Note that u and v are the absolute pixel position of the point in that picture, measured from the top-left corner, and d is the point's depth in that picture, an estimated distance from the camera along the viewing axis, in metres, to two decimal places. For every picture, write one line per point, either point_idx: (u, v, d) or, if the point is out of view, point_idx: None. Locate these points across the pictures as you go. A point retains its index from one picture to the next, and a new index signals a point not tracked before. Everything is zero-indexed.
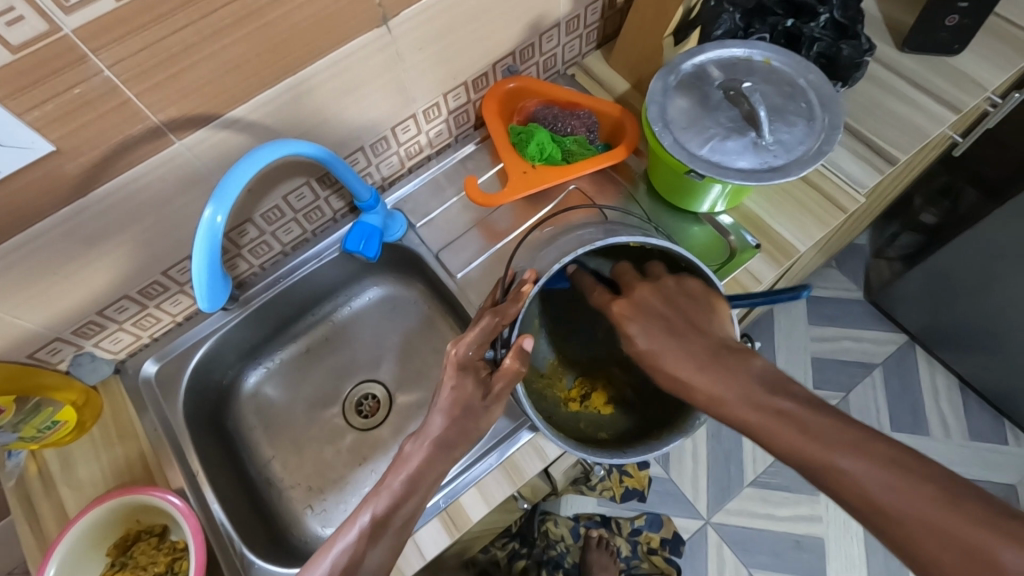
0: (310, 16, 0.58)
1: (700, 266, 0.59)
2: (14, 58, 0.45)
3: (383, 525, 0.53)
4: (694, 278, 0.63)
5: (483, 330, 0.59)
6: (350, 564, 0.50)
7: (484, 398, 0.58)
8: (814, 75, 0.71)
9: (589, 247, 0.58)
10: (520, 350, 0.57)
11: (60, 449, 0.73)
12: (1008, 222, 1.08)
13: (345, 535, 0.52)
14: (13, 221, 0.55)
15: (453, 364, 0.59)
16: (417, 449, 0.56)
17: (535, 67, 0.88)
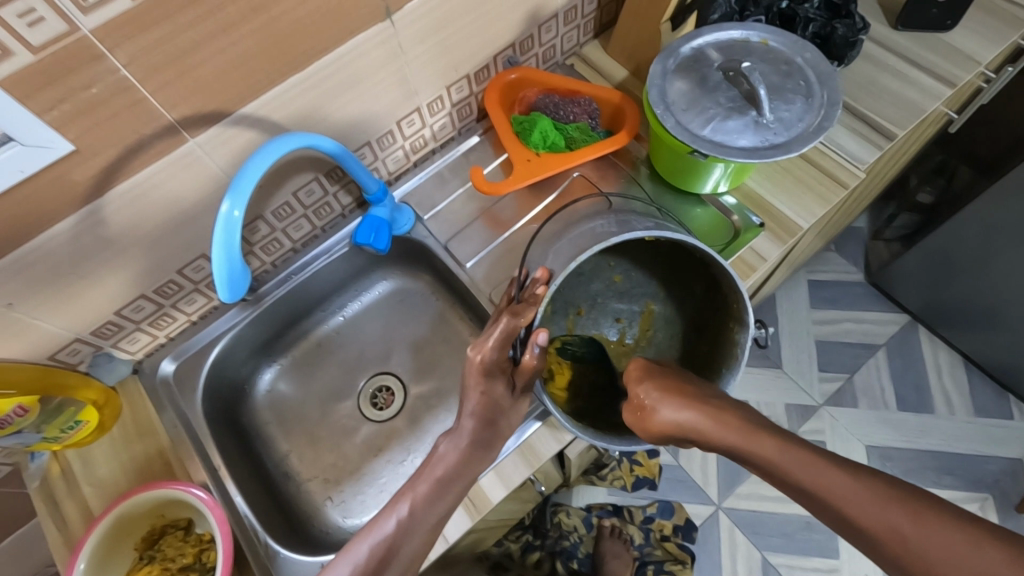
0: (316, 11, 0.59)
1: (712, 254, 0.59)
2: (35, 58, 0.47)
3: (411, 512, 0.55)
4: (707, 264, 0.64)
5: (503, 332, 0.58)
6: None
7: (514, 396, 0.62)
8: (810, 53, 0.72)
9: (604, 244, 0.57)
10: (538, 346, 0.58)
11: (81, 450, 0.74)
12: (1006, 195, 1.09)
13: (383, 523, 0.55)
14: (32, 221, 0.56)
15: (477, 370, 0.60)
16: (452, 446, 0.59)
17: (534, 58, 0.89)
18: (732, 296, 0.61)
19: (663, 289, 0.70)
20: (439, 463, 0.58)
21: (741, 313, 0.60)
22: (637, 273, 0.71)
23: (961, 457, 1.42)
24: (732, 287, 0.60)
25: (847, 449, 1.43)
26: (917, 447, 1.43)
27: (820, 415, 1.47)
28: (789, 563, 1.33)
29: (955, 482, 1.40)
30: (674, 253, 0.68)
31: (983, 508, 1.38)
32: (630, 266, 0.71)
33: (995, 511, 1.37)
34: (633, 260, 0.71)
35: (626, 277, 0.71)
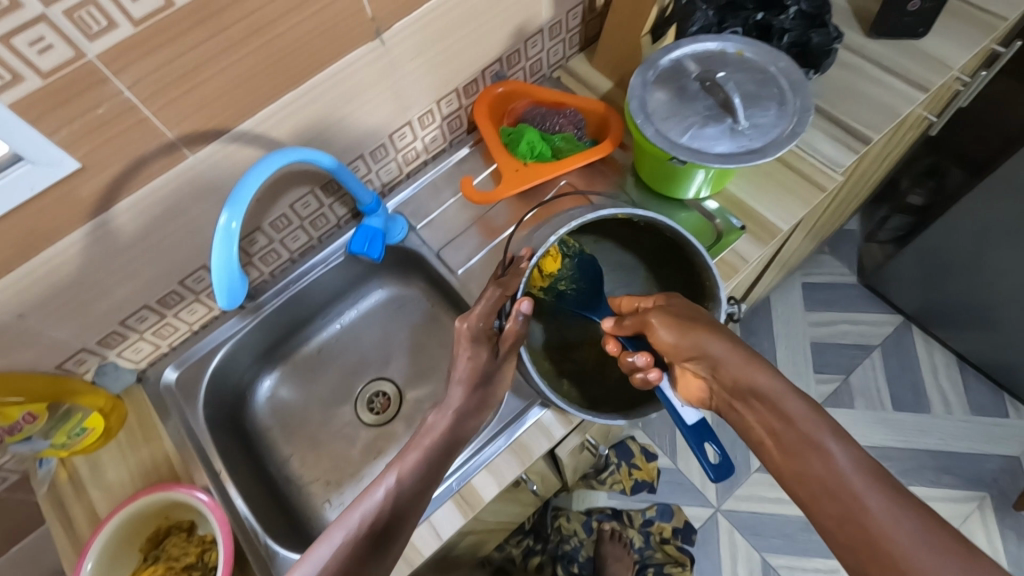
0: (309, 31, 0.63)
1: (684, 233, 0.68)
2: (44, 82, 0.50)
3: (399, 481, 0.56)
4: (682, 249, 0.70)
5: (488, 301, 0.67)
6: (378, 517, 0.54)
7: (496, 361, 0.67)
8: (784, 62, 0.75)
9: (583, 220, 0.68)
10: (520, 313, 0.65)
11: (88, 456, 0.76)
12: (996, 193, 1.11)
13: (372, 493, 0.55)
14: (42, 235, 0.59)
15: (466, 337, 0.66)
16: (441, 418, 0.62)
17: (521, 72, 0.92)
18: (707, 277, 0.68)
19: (647, 287, 0.75)
20: (428, 433, 0.61)
21: (715, 293, 0.67)
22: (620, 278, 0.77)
23: (958, 455, 1.43)
24: (705, 267, 0.68)
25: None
26: (915, 446, 1.44)
27: None
28: (788, 564, 1.35)
29: (954, 481, 1.41)
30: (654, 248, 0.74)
31: (981, 506, 1.38)
32: (616, 266, 0.77)
33: (993, 510, 1.38)
34: (618, 260, 0.77)
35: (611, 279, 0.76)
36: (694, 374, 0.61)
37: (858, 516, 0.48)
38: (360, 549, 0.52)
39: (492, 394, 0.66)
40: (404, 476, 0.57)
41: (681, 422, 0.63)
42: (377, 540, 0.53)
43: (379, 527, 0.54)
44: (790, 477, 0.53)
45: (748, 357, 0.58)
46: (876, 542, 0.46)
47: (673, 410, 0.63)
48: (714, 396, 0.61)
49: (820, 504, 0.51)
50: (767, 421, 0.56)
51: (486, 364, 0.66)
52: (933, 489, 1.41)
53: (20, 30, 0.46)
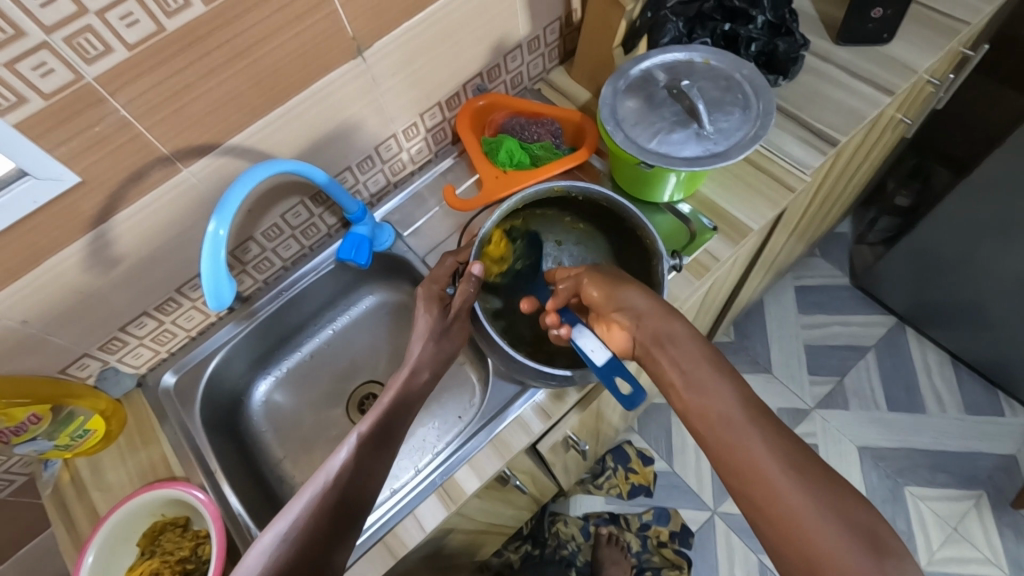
0: (292, 51, 0.67)
1: (615, 197, 0.77)
2: (46, 103, 0.54)
3: (360, 440, 0.63)
4: (620, 217, 0.79)
5: (446, 266, 0.77)
6: (340, 473, 0.60)
7: (446, 321, 0.74)
8: (747, 69, 0.79)
9: (522, 195, 0.78)
10: (471, 274, 0.73)
11: (90, 457, 0.80)
12: (977, 190, 1.14)
13: (335, 458, 0.62)
14: (46, 247, 0.63)
15: (423, 299, 0.74)
16: (401, 374, 0.71)
17: (503, 85, 0.96)
18: (645, 233, 0.76)
19: None
20: (388, 393, 0.69)
21: (654, 245, 0.74)
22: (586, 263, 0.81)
23: (953, 454, 1.43)
24: (642, 225, 0.75)
25: (838, 450, 1.46)
26: (909, 446, 1.44)
27: (811, 418, 1.49)
28: None
29: (949, 480, 1.41)
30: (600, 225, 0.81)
31: (978, 505, 1.38)
32: (578, 259, 0.81)
33: (990, 508, 1.38)
34: (578, 255, 0.81)
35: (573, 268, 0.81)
36: (619, 326, 0.64)
37: (748, 453, 0.51)
38: (321, 504, 0.58)
39: (449, 345, 0.73)
40: (366, 436, 0.64)
41: (590, 363, 0.64)
42: (341, 496, 0.59)
43: (340, 484, 0.60)
44: (694, 412, 0.56)
45: (665, 312, 0.62)
46: (761, 473, 0.50)
47: (583, 352, 0.65)
48: (635, 343, 0.63)
49: (718, 438, 0.53)
50: (678, 365, 0.58)
51: (437, 320, 0.73)
52: (929, 489, 1.41)
53: (24, 56, 0.51)
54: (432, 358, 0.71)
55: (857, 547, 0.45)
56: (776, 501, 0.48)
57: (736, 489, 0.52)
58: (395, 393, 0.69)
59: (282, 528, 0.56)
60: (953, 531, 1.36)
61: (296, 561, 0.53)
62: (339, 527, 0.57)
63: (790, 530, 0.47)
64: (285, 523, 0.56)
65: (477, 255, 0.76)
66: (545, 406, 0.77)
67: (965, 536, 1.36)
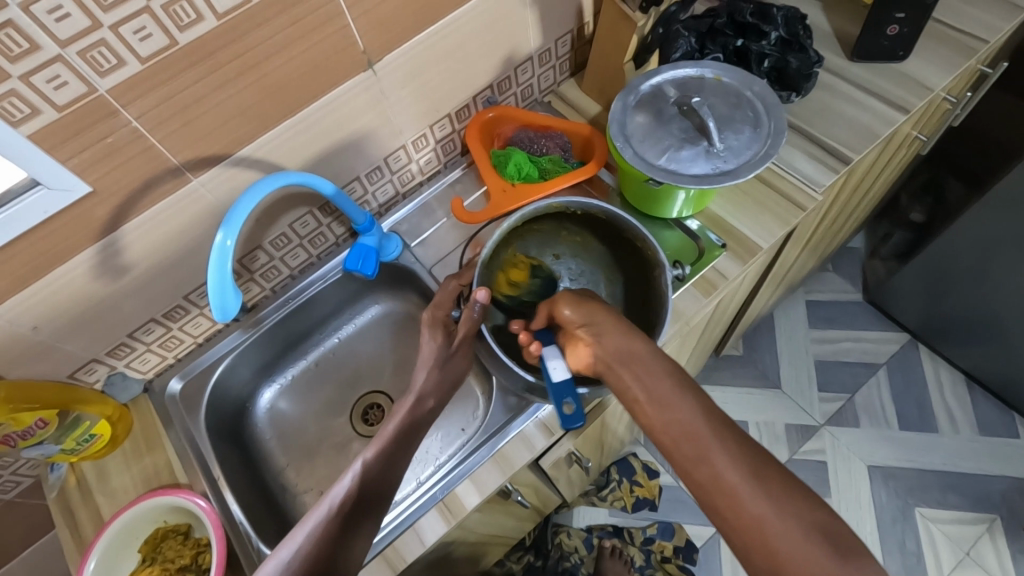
0: (302, 63, 0.67)
1: (615, 211, 0.78)
2: (60, 115, 0.55)
3: (365, 467, 0.64)
4: (617, 228, 0.80)
5: (448, 292, 0.78)
6: (344, 501, 0.61)
7: (450, 348, 0.75)
8: (759, 87, 0.78)
9: (520, 213, 0.77)
10: (478, 299, 0.72)
11: (96, 461, 0.80)
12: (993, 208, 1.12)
13: (338, 486, 0.63)
14: (57, 254, 0.64)
15: (428, 324, 0.76)
16: (405, 401, 0.72)
17: (513, 97, 0.96)
18: (646, 246, 0.77)
19: (609, 286, 0.81)
20: (392, 420, 0.70)
21: (656, 255, 0.75)
22: (586, 273, 0.82)
23: (966, 476, 1.40)
24: (642, 237, 0.76)
25: (847, 468, 1.43)
26: (921, 466, 1.42)
27: (821, 435, 1.47)
28: None
29: (961, 502, 1.38)
30: (597, 234, 0.82)
31: (991, 529, 1.35)
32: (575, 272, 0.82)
33: (1003, 533, 1.35)
34: (575, 268, 0.82)
35: (573, 281, 0.81)
36: (580, 344, 0.64)
37: (710, 463, 0.51)
38: (326, 531, 0.59)
39: (452, 371, 0.75)
40: (371, 462, 0.65)
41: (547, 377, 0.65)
42: (345, 521, 0.60)
43: (345, 511, 0.61)
44: (658, 429, 0.55)
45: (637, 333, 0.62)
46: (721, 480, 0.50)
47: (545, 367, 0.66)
48: (596, 360, 0.62)
49: (684, 454, 0.53)
50: (640, 379, 0.58)
51: (441, 347, 0.75)
52: (941, 511, 1.38)
53: (38, 69, 0.52)
54: (436, 386, 0.73)
55: (820, 547, 0.45)
56: (720, 486, 0.50)
57: (704, 505, 0.51)
58: (401, 420, 0.70)
59: (286, 554, 0.57)
60: (965, 555, 1.34)
61: None
62: (341, 555, 0.58)
63: (730, 514, 0.49)
64: (289, 550, 0.57)
65: (480, 278, 0.76)
66: (547, 422, 0.76)
67: (977, 560, 1.33)
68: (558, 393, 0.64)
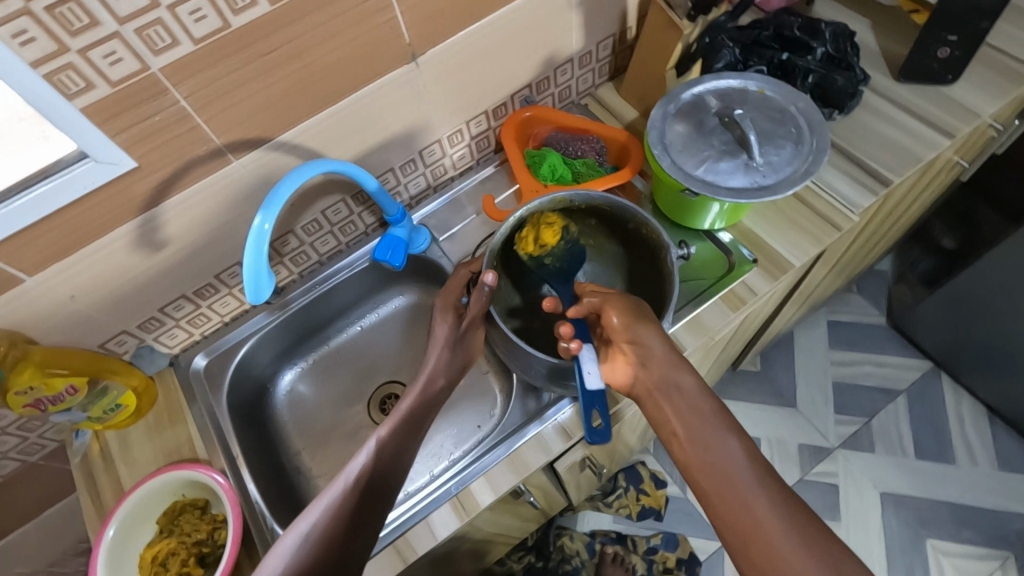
0: (347, 52, 0.68)
1: (618, 200, 0.77)
2: (112, 90, 0.56)
3: (380, 444, 0.65)
4: (621, 219, 0.80)
5: (459, 278, 0.78)
6: (360, 476, 0.62)
7: (460, 331, 0.76)
8: (803, 102, 0.77)
9: (527, 207, 0.76)
10: (484, 283, 0.72)
11: (119, 431, 0.82)
12: None
13: (353, 463, 0.64)
14: (99, 226, 0.65)
15: (439, 309, 0.77)
16: (418, 381, 0.73)
17: (550, 98, 0.96)
18: (652, 231, 0.77)
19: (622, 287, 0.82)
20: (405, 400, 0.70)
21: (661, 241, 0.75)
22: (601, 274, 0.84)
23: (981, 511, 1.38)
24: (647, 223, 0.76)
25: (859, 494, 1.41)
26: (935, 497, 1.39)
27: (834, 458, 1.45)
28: None
29: (974, 537, 1.35)
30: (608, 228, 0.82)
31: (1004, 567, 1.32)
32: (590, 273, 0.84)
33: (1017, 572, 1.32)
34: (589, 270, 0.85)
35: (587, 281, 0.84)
36: (624, 362, 0.66)
37: (742, 500, 0.56)
38: (343, 505, 0.59)
39: (464, 354, 0.76)
40: (387, 438, 0.66)
41: (581, 382, 0.66)
42: (361, 496, 0.61)
43: (361, 486, 0.61)
44: (693, 464, 0.60)
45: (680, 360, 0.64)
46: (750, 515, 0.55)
47: (580, 371, 0.67)
48: (637, 385, 0.65)
49: (717, 491, 0.57)
50: (680, 415, 0.62)
51: (452, 329, 0.75)
52: (953, 544, 1.35)
53: (96, 44, 0.53)
54: (447, 366, 0.74)
55: None
56: (749, 523, 0.54)
57: (732, 542, 0.55)
58: (414, 400, 0.70)
59: (305, 527, 0.58)
60: None
61: (319, 561, 0.55)
62: (357, 530, 0.59)
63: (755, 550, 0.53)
64: (307, 524, 0.58)
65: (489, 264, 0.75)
66: (565, 427, 0.76)
67: None
68: (589, 404, 0.66)
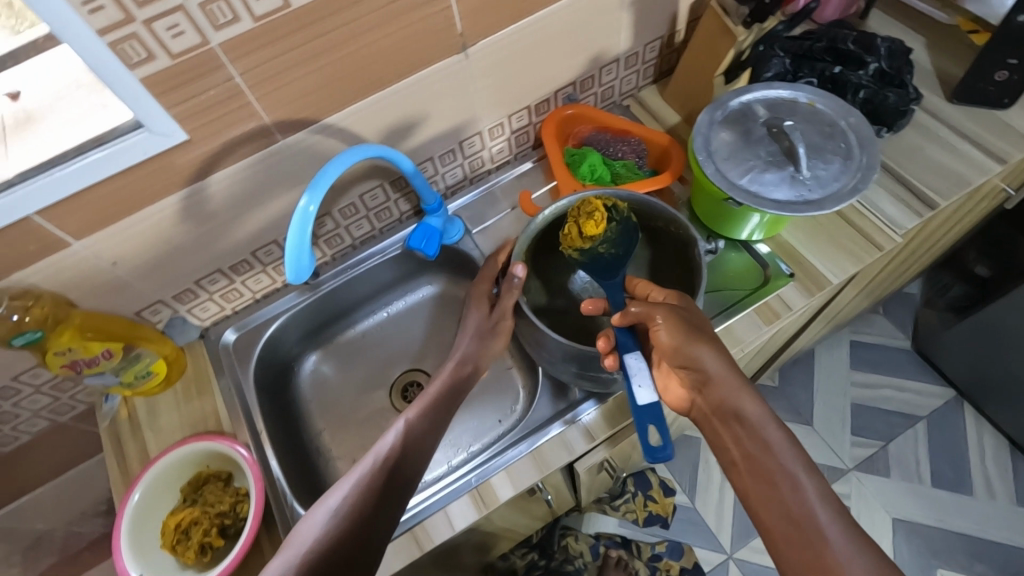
0: (400, 39, 0.68)
1: (647, 199, 0.76)
2: (171, 63, 0.57)
3: (408, 424, 0.67)
4: (649, 219, 0.79)
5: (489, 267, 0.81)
6: (389, 452, 0.64)
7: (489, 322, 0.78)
8: (854, 118, 0.76)
9: (554, 206, 0.75)
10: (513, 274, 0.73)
11: (148, 398, 0.83)
12: None
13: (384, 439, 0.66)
14: (147, 195, 0.66)
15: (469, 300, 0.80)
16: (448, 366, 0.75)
17: (593, 97, 0.95)
18: (681, 228, 0.76)
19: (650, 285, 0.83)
20: (435, 384, 0.73)
21: (690, 237, 0.74)
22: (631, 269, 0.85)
23: (997, 545, 1.35)
24: (675, 220, 0.75)
25: (871, 517, 1.39)
26: (949, 527, 1.37)
27: (847, 479, 1.43)
28: None
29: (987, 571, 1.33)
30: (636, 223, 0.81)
31: None
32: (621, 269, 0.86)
33: None
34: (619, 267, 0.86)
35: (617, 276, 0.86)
36: (679, 382, 0.67)
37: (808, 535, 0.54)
38: (371, 478, 0.61)
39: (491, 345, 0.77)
40: (415, 419, 0.68)
41: (633, 398, 0.65)
42: (389, 473, 0.62)
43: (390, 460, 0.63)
44: (753, 495, 0.59)
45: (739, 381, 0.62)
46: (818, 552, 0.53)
47: (630, 386, 0.66)
48: (696, 407, 0.66)
49: (779, 527, 0.56)
50: (741, 442, 0.61)
51: (481, 320, 0.78)
52: None
53: (161, 16, 0.53)
54: (476, 352, 0.76)
55: None
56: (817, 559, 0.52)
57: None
58: (442, 382, 0.73)
59: (333, 503, 0.59)
60: None
61: (345, 532, 0.56)
62: (385, 504, 0.60)
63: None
64: (337, 499, 0.60)
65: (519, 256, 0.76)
66: (590, 428, 0.76)
67: None
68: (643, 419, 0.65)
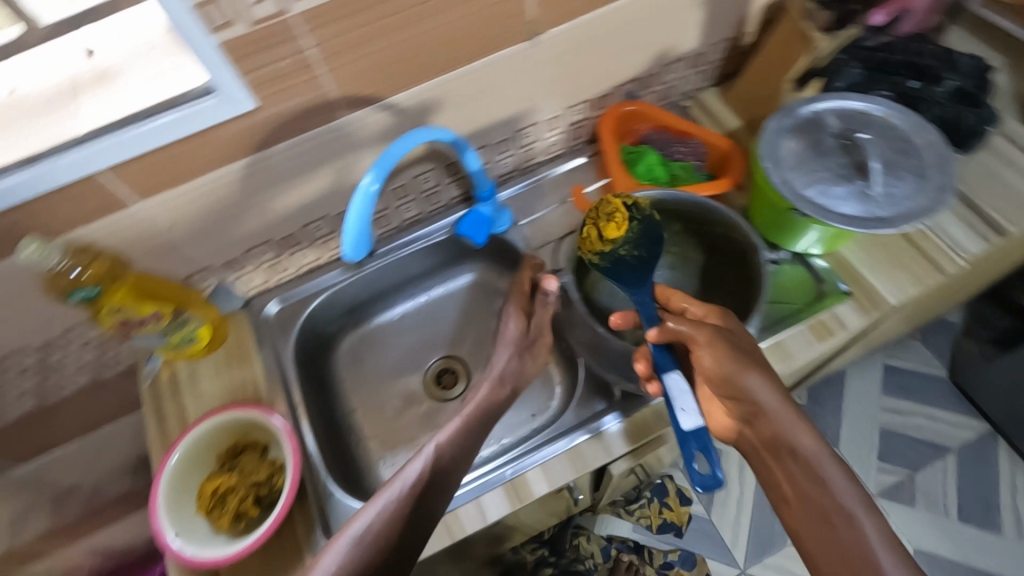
0: (471, 22, 0.67)
1: (710, 202, 0.76)
2: (248, 30, 0.56)
3: (437, 450, 0.66)
4: (709, 223, 0.79)
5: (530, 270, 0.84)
6: (417, 481, 0.63)
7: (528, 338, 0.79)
8: (931, 135, 0.73)
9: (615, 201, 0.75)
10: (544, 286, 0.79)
11: (190, 362, 0.84)
12: None
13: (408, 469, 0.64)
14: (210, 161, 0.67)
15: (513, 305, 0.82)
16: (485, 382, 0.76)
17: (653, 95, 0.93)
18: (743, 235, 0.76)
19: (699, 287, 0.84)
20: (472, 400, 0.74)
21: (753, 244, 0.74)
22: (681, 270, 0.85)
23: None
24: (738, 226, 0.75)
25: None
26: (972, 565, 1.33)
27: None
28: None
29: None
30: (693, 226, 0.81)
31: None
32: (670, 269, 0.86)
33: None
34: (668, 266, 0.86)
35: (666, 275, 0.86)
36: (725, 412, 0.66)
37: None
38: (399, 509, 0.61)
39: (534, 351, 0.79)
40: (443, 445, 0.67)
41: (677, 423, 0.64)
42: (416, 502, 0.62)
43: (418, 490, 0.62)
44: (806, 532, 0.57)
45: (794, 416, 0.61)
46: None
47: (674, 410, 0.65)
48: (744, 440, 0.64)
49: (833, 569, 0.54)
50: (793, 481, 0.59)
51: (523, 329, 0.79)
52: None
53: None
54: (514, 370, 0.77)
55: None
56: None
57: None
58: (477, 406, 0.73)
59: (361, 526, 0.60)
60: None
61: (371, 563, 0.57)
62: (410, 537, 0.60)
63: None
64: (366, 519, 0.60)
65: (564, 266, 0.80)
66: (630, 431, 0.75)
67: None
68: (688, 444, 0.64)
